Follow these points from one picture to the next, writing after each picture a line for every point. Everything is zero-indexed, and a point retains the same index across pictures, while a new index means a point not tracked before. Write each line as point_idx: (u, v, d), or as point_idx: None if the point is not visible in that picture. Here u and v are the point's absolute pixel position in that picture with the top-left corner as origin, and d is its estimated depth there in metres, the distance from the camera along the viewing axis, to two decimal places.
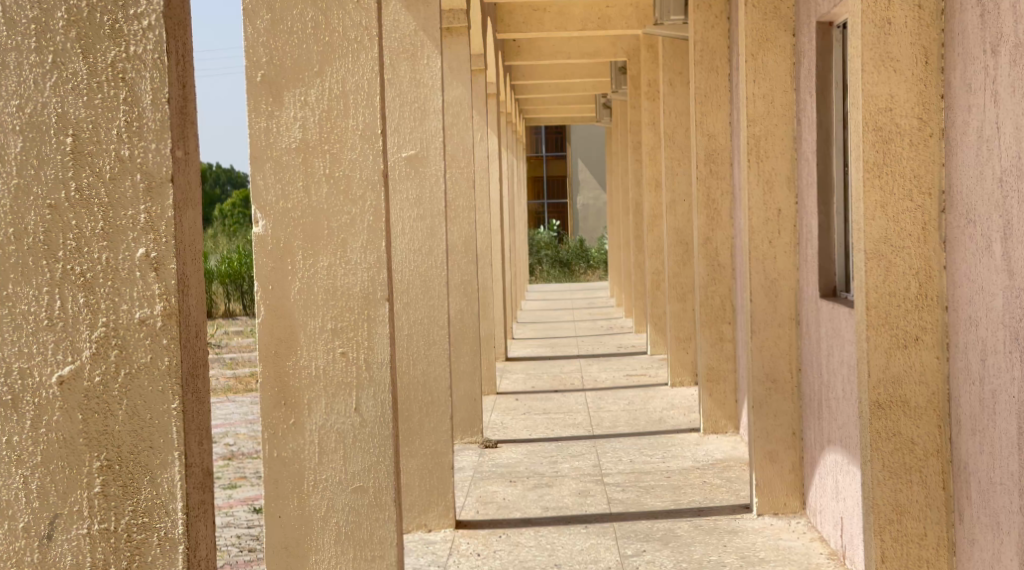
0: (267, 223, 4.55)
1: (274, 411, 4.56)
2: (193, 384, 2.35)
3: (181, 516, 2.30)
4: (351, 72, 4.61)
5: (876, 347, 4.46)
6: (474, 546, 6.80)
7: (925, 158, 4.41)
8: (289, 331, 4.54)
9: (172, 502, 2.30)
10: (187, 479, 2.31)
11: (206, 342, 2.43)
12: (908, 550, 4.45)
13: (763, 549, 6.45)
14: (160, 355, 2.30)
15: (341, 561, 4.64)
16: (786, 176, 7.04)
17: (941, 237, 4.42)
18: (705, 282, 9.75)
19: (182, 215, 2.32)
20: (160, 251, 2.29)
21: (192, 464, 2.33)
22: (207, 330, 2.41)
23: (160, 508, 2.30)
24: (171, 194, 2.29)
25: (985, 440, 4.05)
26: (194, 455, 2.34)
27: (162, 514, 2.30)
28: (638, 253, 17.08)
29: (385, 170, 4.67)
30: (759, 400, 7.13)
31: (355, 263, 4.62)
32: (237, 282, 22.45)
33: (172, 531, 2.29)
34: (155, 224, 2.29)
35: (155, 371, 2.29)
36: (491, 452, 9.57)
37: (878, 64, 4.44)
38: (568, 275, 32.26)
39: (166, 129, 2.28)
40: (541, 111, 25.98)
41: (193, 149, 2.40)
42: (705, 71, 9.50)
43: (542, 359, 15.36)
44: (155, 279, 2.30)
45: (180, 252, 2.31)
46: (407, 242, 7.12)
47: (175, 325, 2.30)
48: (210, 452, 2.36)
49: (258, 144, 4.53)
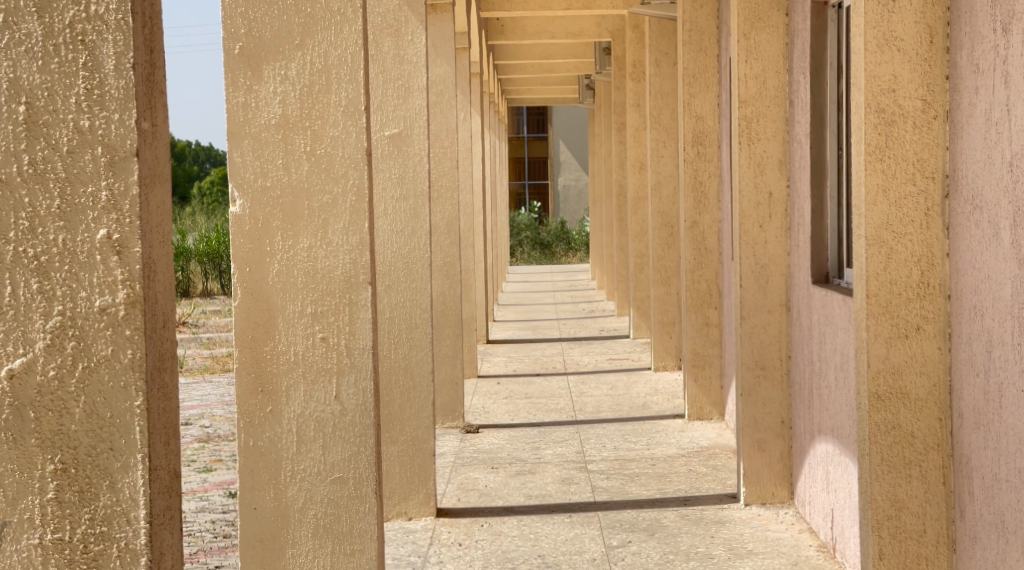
0: (244, 202, 4.42)
1: (251, 397, 4.39)
2: (159, 380, 2.24)
3: (143, 525, 2.20)
4: (333, 45, 4.41)
5: (875, 337, 4.30)
6: (455, 536, 6.64)
7: (928, 141, 4.25)
8: (268, 315, 4.39)
9: (133, 510, 2.19)
10: (150, 485, 2.21)
11: (174, 332, 2.31)
12: (907, 548, 4.30)
13: (750, 540, 6.31)
14: (122, 348, 2.18)
15: (319, 555, 4.42)
16: (779, 159, 6.89)
17: (944, 223, 4.25)
18: (691, 266, 9.55)
19: (147, 192, 2.20)
20: (123, 233, 2.17)
21: (156, 467, 2.22)
22: (175, 318, 2.29)
23: (121, 517, 2.19)
24: (137, 169, 2.16)
25: (990, 435, 3.90)
26: (159, 458, 2.24)
27: (122, 522, 2.19)
28: (620, 236, 16.89)
29: (369, 148, 4.47)
30: (748, 388, 6.97)
31: (336, 245, 4.43)
32: (215, 262, 22.36)
33: (133, 541, 2.19)
34: (117, 202, 2.17)
35: (116, 366, 2.18)
36: (472, 437, 9.41)
37: (881, 43, 4.27)
38: (549, 256, 32.16)
39: (130, 98, 2.16)
40: (524, 92, 25.81)
41: (162, 121, 2.27)
42: (693, 52, 9.33)
43: (524, 342, 15.21)
44: (117, 263, 2.17)
45: (144, 235, 2.19)
46: (389, 223, 6.96)
47: (138, 314, 2.18)
48: (177, 454, 2.26)
49: (235, 120, 4.35)
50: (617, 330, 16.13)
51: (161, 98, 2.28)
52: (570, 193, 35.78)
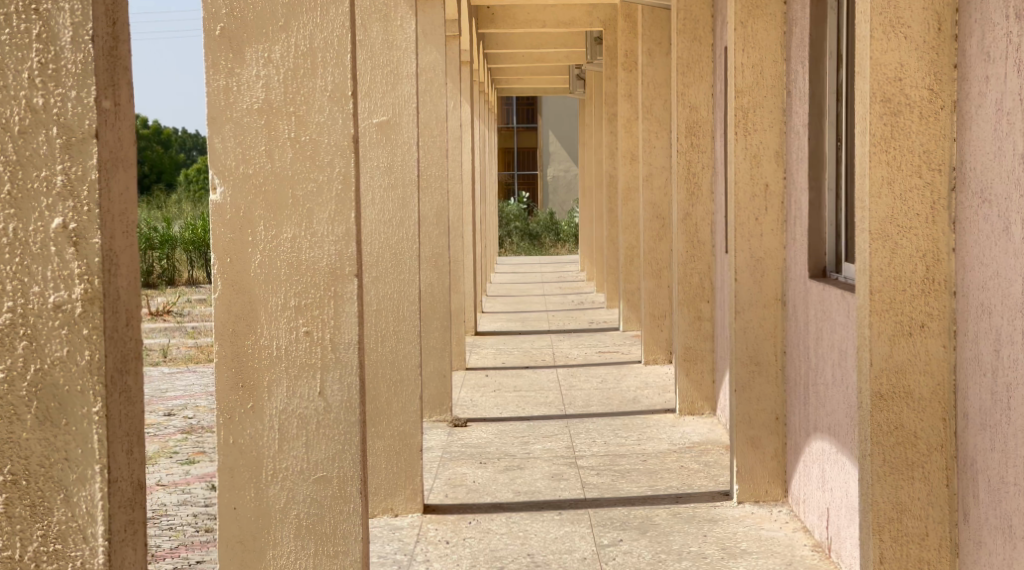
0: (225, 189, 4.23)
1: (230, 394, 4.23)
2: (122, 384, 2.13)
3: (102, 543, 2.09)
4: (318, 28, 4.25)
5: (878, 334, 4.16)
6: (442, 533, 6.49)
7: (935, 133, 4.10)
8: (248, 308, 4.23)
9: (91, 527, 2.08)
10: (109, 498, 2.10)
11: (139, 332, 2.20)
12: (909, 552, 4.16)
13: (743, 539, 6.18)
14: (79, 349, 2.07)
15: (301, 557, 4.26)
16: (775, 151, 6.75)
17: (950, 218, 4.10)
18: (683, 259, 9.37)
19: (107, 177, 2.08)
20: (79, 222, 2.06)
21: (117, 479, 2.12)
22: (140, 316, 2.18)
23: (77, 534, 2.08)
24: (97, 152, 2.05)
25: (998, 436, 3.75)
26: (119, 467, 2.12)
27: (78, 540, 2.08)
28: (610, 227, 16.71)
29: (355, 135, 4.32)
30: (742, 383, 6.82)
31: (321, 235, 4.27)
32: (201, 250, 22.31)
33: (90, 559, 2.08)
34: (74, 188, 2.05)
35: (72, 368, 2.07)
36: (461, 431, 9.26)
37: (888, 29, 4.12)
38: (537, 247, 32.07)
39: (89, 72, 2.04)
40: (514, 82, 25.65)
41: (127, 99, 2.15)
42: (687, 40, 9.17)
43: (513, 333, 15.07)
44: (74, 255, 2.06)
45: (104, 224, 2.07)
46: (377, 212, 6.81)
47: (97, 311, 2.07)
48: (139, 463, 2.15)
49: (216, 104, 4.17)
50: (606, 322, 16.00)
51: (126, 72, 2.14)
52: (559, 183, 35.71)
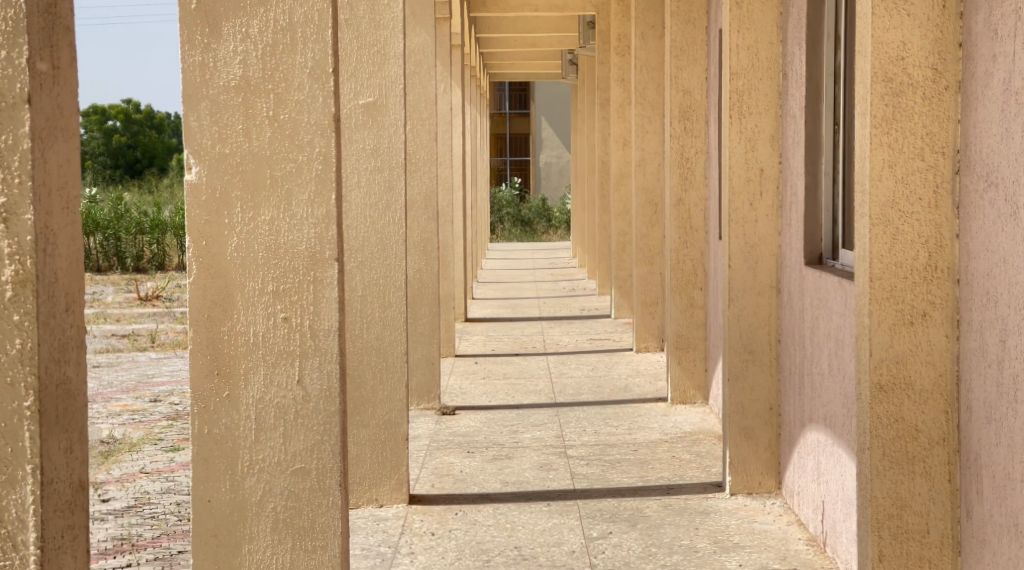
0: (201, 169, 4.06)
1: (204, 382, 4.06)
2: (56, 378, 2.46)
3: (33, 546, 2.42)
4: (298, 2, 4.09)
5: (878, 323, 4.02)
6: (427, 525, 6.34)
7: (938, 114, 3.95)
8: (225, 292, 4.07)
9: (22, 534, 2.41)
10: (40, 502, 2.42)
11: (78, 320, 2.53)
12: (907, 548, 4.02)
13: (736, 532, 6.03)
14: (13, 337, 2.40)
15: (278, 552, 4.11)
16: (771, 135, 6.59)
17: (954, 202, 3.95)
18: (676, 245, 9.24)
19: (40, 147, 2.41)
20: (12, 198, 2.38)
21: (51, 481, 2.44)
22: (77, 305, 2.51)
23: (10, 539, 2.41)
24: (29, 124, 2.37)
25: (1004, 430, 3.60)
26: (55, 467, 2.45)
27: (11, 545, 2.41)
28: (602, 213, 16.56)
29: (337, 115, 4.18)
30: (735, 372, 6.68)
31: (300, 218, 4.10)
32: None
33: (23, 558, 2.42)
34: (6, 158, 2.38)
35: (6, 357, 2.40)
36: (448, 419, 9.10)
37: (891, 6, 3.95)
38: (529, 234, 31.93)
39: (20, 34, 2.37)
40: (507, 68, 25.51)
41: (64, 61, 2.47)
42: (681, 23, 9.01)
43: (503, 320, 14.92)
44: (6, 234, 2.39)
45: (34, 202, 2.39)
46: (363, 196, 6.62)
47: (27, 295, 2.40)
48: (72, 463, 2.48)
49: (191, 81, 4.02)
50: (597, 309, 15.85)
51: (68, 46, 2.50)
52: (551, 169, 35.52)
